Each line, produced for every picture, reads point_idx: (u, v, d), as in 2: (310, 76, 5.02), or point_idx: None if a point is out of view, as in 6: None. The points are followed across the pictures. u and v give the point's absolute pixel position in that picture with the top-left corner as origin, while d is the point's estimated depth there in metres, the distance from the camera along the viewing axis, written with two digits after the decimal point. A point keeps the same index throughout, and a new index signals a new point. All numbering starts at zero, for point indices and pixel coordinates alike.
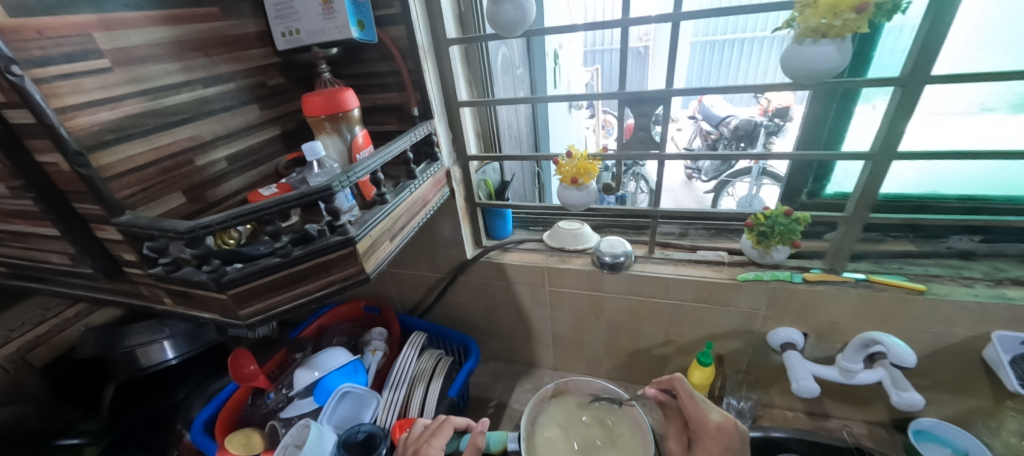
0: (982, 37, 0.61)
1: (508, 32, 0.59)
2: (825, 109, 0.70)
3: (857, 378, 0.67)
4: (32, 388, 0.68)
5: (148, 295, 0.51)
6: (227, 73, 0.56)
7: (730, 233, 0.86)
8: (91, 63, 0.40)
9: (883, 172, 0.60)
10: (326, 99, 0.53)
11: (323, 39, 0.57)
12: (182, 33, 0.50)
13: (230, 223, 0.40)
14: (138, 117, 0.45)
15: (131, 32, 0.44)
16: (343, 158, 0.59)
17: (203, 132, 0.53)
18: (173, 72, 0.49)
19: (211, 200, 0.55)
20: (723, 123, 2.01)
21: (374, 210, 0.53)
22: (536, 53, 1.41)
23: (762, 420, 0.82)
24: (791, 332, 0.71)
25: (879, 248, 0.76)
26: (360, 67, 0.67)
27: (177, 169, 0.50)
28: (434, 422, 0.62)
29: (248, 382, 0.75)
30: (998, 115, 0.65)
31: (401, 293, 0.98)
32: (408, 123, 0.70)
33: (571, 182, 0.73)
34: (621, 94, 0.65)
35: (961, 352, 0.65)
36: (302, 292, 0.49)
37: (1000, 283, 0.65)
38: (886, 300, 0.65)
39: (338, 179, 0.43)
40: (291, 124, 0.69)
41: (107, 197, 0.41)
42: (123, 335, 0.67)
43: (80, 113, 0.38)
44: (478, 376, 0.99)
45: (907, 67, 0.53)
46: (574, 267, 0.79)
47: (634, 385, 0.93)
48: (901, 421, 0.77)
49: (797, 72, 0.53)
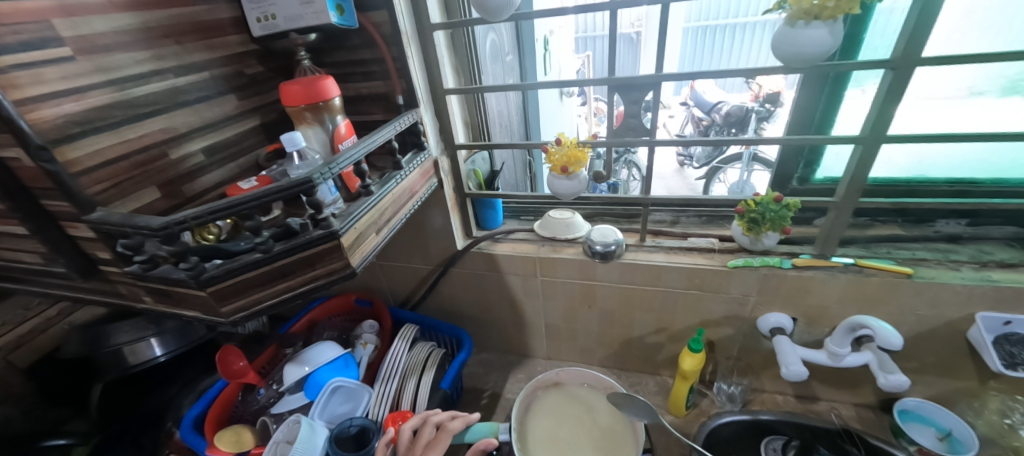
0: (975, 19, 0.60)
1: (494, 16, 0.57)
2: (816, 94, 0.69)
3: (845, 361, 0.68)
4: (17, 389, 0.65)
5: (127, 293, 0.49)
6: (202, 62, 0.54)
7: (721, 220, 0.86)
8: (51, 51, 0.37)
9: (873, 156, 0.59)
10: (306, 88, 0.52)
11: (301, 25, 0.54)
12: (150, 19, 0.47)
13: (207, 219, 0.38)
14: (107, 109, 0.43)
15: (94, 18, 0.41)
16: (326, 149, 0.57)
17: (177, 123, 0.51)
18: (142, 61, 0.47)
19: (189, 194, 0.53)
20: (716, 109, 1.98)
21: (359, 202, 0.52)
22: (527, 39, 1.38)
23: (752, 404, 0.83)
24: (781, 317, 0.71)
25: (867, 232, 0.77)
26: (342, 54, 0.65)
27: (151, 163, 0.48)
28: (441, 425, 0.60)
29: (237, 378, 0.73)
30: (988, 98, 0.65)
31: (392, 286, 0.97)
32: (393, 113, 0.68)
33: (560, 171, 0.72)
34: (611, 81, 0.63)
35: (947, 333, 0.66)
36: (285, 288, 0.48)
37: (986, 266, 0.65)
38: (875, 285, 0.65)
39: (318, 171, 0.42)
40: (271, 114, 0.67)
41: (76, 194, 0.39)
42: (109, 333, 0.65)
43: (42, 105, 0.36)
44: (470, 367, 0.99)
45: (899, 49, 0.52)
46: (566, 256, 0.79)
47: (627, 372, 0.94)
48: (887, 402, 0.78)
49: (789, 56, 0.52)
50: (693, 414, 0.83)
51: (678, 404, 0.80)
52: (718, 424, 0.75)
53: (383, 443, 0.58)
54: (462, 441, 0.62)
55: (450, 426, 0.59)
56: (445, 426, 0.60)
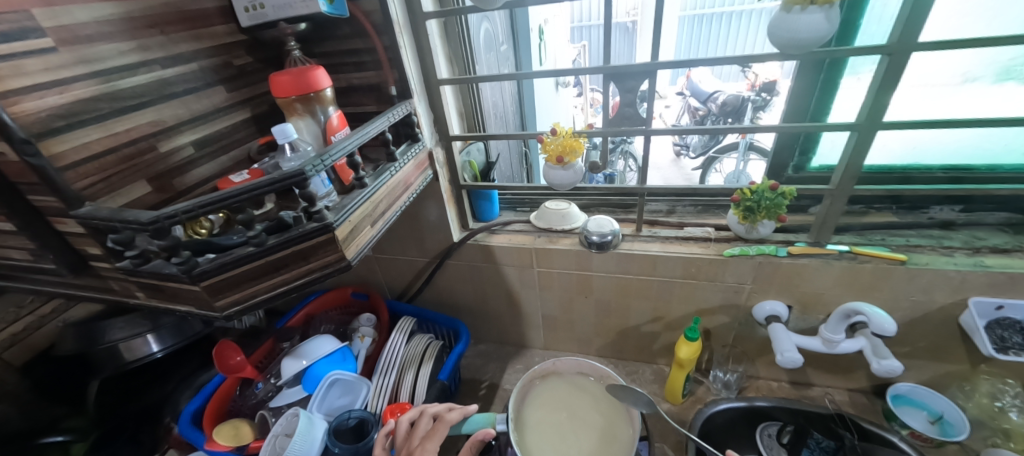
0: (971, 4, 0.59)
1: (488, 5, 0.56)
2: (812, 81, 0.69)
3: (840, 348, 0.69)
4: (12, 387, 0.63)
5: (119, 289, 0.48)
6: (189, 53, 0.53)
7: (717, 208, 0.86)
8: (32, 42, 0.36)
9: (868, 143, 0.59)
10: (295, 79, 0.50)
11: (289, 14, 0.52)
12: (133, 9, 0.46)
13: (197, 212, 0.38)
14: (92, 101, 0.42)
15: (75, 8, 0.40)
16: (319, 141, 0.57)
17: (165, 116, 0.51)
18: (126, 52, 0.46)
19: (179, 188, 0.53)
20: (712, 99, 1.99)
21: (353, 194, 0.51)
22: (521, 27, 1.37)
23: (748, 391, 0.84)
24: (776, 305, 0.72)
25: (862, 220, 0.77)
26: (333, 44, 0.64)
27: (140, 156, 0.48)
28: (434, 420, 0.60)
29: (235, 373, 0.73)
30: (983, 84, 0.65)
31: (389, 278, 0.97)
32: (386, 104, 0.67)
33: (557, 161, 0.71)
34: (606, 69, 0.62)
35: (940, 319, 0.67)
36: (279, 282, 0.47)
37: (979, 251, 0.66)
38: (870, 271, 0.65)
39: (311, 163, 0.41)
40: (262, 106, 0.66)
41: (63, 189, 0.38)
42: (104, 330, 0.65)
43: (24, 98, 0.35)
44: (468, 358, 1.00)
45: (896, 34, 0.51)
46: (563, 247, 0.79)
47: (624, 361, 0.95)
48: (880, 387, 0.79)
49: (785, 42, 0.51)
50: (689, 401, 0.84)
51: (673, 392, 0.81)
52: (713, 412, 0.77)
53: (382, 435, 0.58)
54: (460, 431, 0.63)
55: (448, 415, 0.60)
56: (444, 418, 0.60)
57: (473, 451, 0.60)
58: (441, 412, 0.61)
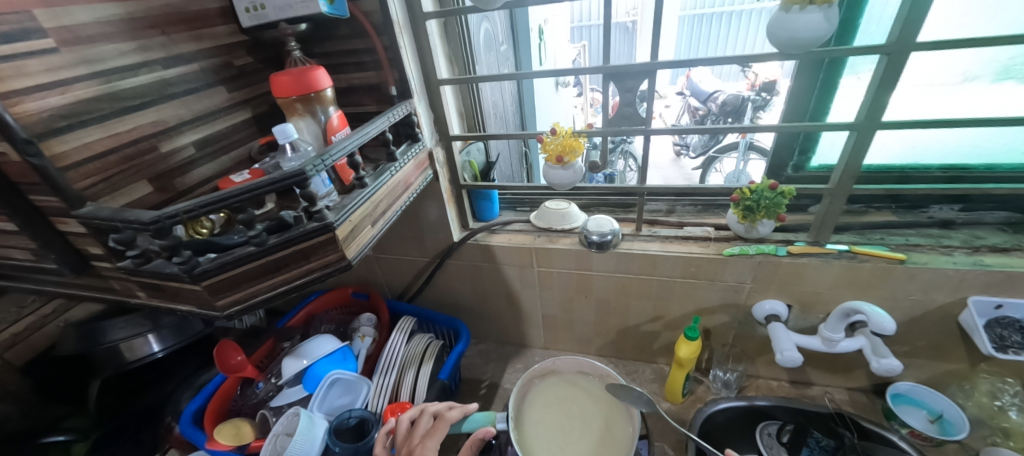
0: (970, 3, 0.60)
1: (487, 5, 0.56)
2: (811, 81, 0.69)
3: (839, 347, 0.69)
4: (14, 388, 0.64)
5: (120, 289, 0.49)
6: (190, 53, 0.53)
7: (717, 208, 0.87)
8: (33, 43, 0.36)
9: (867, 143, 0.59)
10: (296, 79, 0.51)
11: (290, 14, 0.53)
12: (134, 10, 0.46)
13: (198, 212, 0.38)
14: (93, 102, 0.42)
15: (76, 9, 0.40)
16: (319, 141, 0.57)
17: (166, 116, 0.51)
18: (128, 52, 0.46)
19: (180, 188, 0.53)
20: (711, 99, 2.00)
21: (353, 194, 0.51)
22: (521, 27, 1.37)
23: (748, 390, 0.84)
24: (776, 304, 0.72)
25: (862, 219, 0.77)
26: (333, 44, 0.64)
27: (141, 156, 0.48)
28: (434, 419, 0.60)
29: (236, 373, 0.73)
30: (982, 83, 0.65)
31: (389, 278, 0.97)
32: (386, 104, 0.67)
33: (556, 160, 0.71)
34: (606, 69, 0.62)
35: (939, 318, 0.67)
36: (280, 282, 0.48)
37: (978, 251, 0.66)
38: (869, 270, 0.65)
39: (311, 163, 0.41)
40: (262, 106, 0.66)
41: (64, 189, 0.38)
42: (104, 330, 0.65)
43: (26, 98, 0.35)
44: (468, 357, 1.00)
45: (894, 34, 0.51)
46: (563, 246, 0.79)
47: (624, 361, 0.95)
48: (880, 386, 0.79)
49: (784, 41, 0.51)
50: (689, 400, 0.84)
51: (673, 391, 0.82)
52: (714, 411, 0.77)
53: (383, 434, 0.59)
54: (460, 430, 0.63)
55: (448, 414, 0.60)
56: (444, 416, 0.59)
57: (473, 450, 0.59)
58: (441, 410, 0.61)
